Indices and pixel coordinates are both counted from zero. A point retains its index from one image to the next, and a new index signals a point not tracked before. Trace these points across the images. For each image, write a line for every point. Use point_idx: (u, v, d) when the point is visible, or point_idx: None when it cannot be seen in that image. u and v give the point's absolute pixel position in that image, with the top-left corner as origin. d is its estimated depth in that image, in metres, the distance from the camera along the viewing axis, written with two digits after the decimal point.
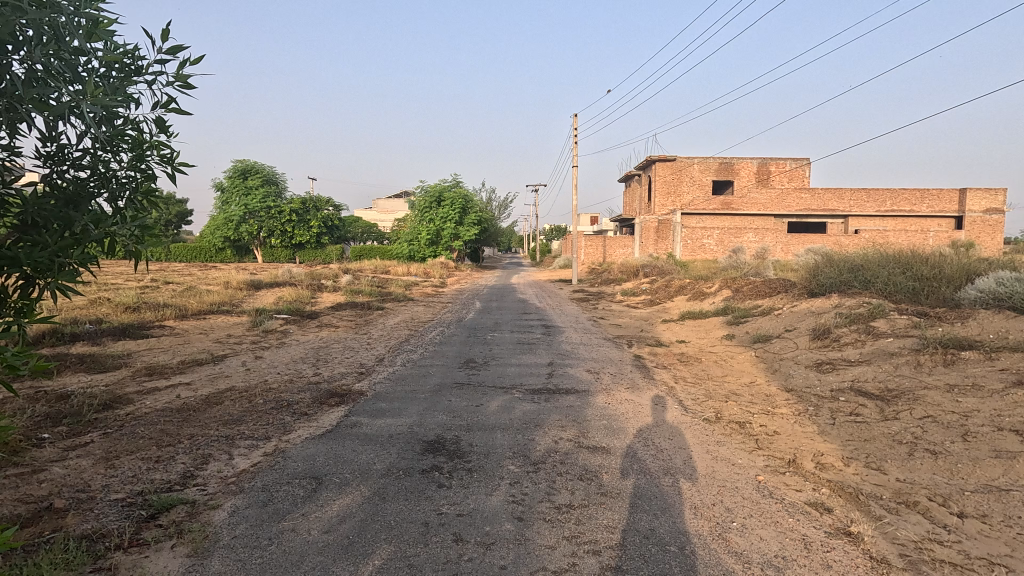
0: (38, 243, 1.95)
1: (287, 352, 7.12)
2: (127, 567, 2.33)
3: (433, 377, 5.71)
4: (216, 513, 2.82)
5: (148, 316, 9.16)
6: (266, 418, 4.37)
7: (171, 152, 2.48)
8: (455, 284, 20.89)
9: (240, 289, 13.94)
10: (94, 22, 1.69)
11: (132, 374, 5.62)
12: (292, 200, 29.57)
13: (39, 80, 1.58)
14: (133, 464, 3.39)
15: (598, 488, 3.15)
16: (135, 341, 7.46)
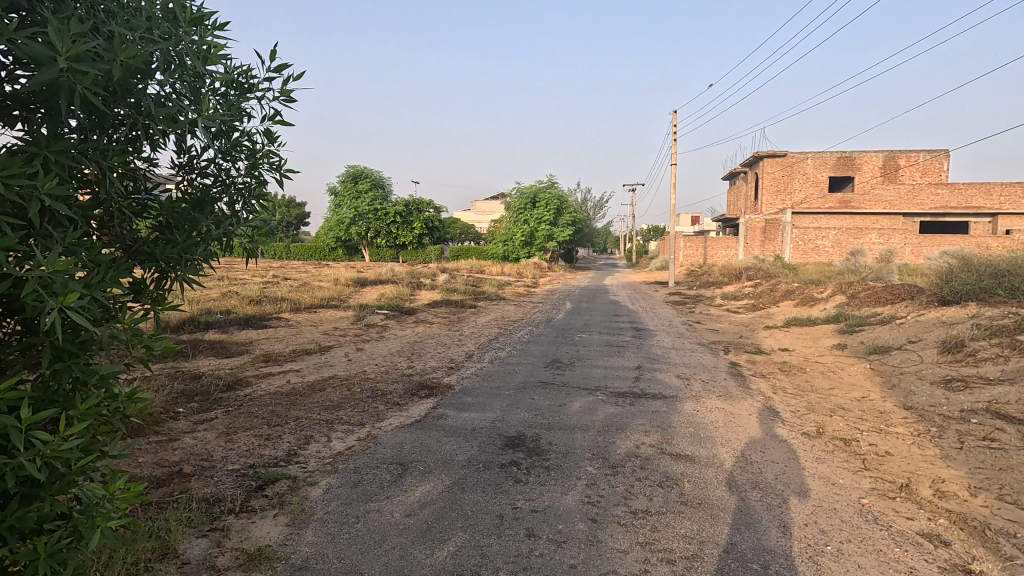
0: (171, 241, 2.25)
1: (385, 345, 7.58)
2: (237, 529, 2.62)
3: (519, 375, 5.80)
4: (313, 490, 3.09)
5: (268, 309, 10.18)
6: (362, 405, 4.70)
7: (282, 160, 2.71)
8: (546, 284, 20.98)
9: (348, 285, 15.07)
10: (210, 48, 1.89)
11: (252, 360, 6.29)
12: (396, 202, 31.29)
13: (169, 101, 1.82)
14: (248, 439, 3.79)
15: (678, 497, 3.05)
16: (256, 330, 8.33)
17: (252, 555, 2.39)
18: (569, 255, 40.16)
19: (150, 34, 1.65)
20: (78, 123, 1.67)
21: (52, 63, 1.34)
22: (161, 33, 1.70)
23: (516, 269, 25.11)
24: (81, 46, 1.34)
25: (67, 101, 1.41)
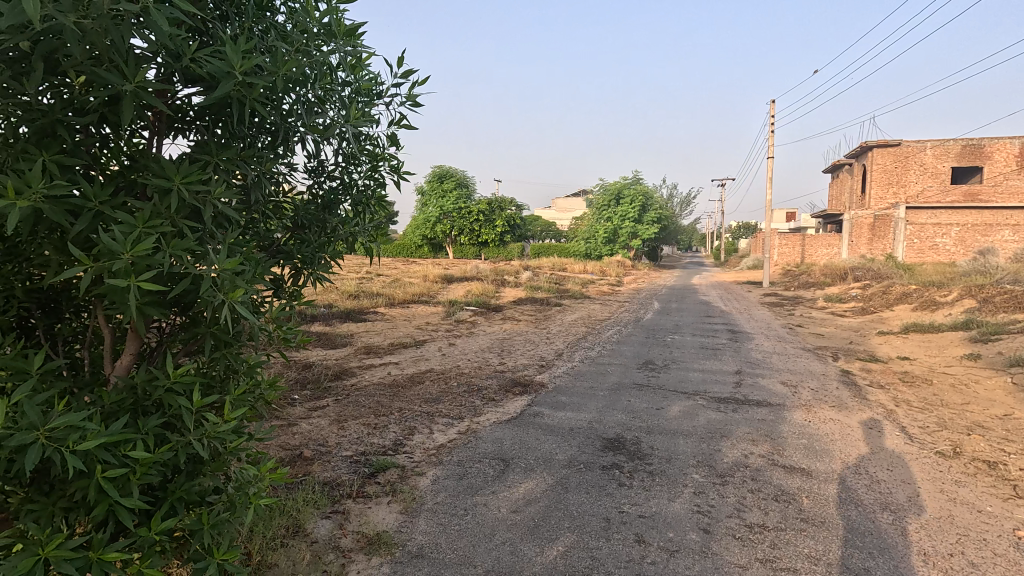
0: (306, 241, 2.41)
1: (475, 341, 7.75)
2: (356, 513, 2.77)
3: (612, 376, 5.72)
4: (421, 480, 3.21)
5: (365, 303, 10.74)
6: (460, 400, 4.82)
7: (399, 162, 2.81)
8: (630, 283, 20.52)
9: (436, 282, 15.57)
10: (351, 57, 1.99)
11: (355, 352, 6.66)
12: (480, 200, 31.88)
13: (314, 109, 1.93)
14: (358, 428, 4.01)
15: (796, 513, 2.86)
16: (355, 323, 8.82)
17: (372, 539, 2.52)
18: (653, 253, 39.08)
19: (304, 46, 1.76)
20: (238, 132, 1.82)
21: (229, 78, 1.46)
22: (312, 45, 1.81)
23: (598, 267, 24.77)
24: (252, 61, 1.45)
25: (236, 113, 1.54)
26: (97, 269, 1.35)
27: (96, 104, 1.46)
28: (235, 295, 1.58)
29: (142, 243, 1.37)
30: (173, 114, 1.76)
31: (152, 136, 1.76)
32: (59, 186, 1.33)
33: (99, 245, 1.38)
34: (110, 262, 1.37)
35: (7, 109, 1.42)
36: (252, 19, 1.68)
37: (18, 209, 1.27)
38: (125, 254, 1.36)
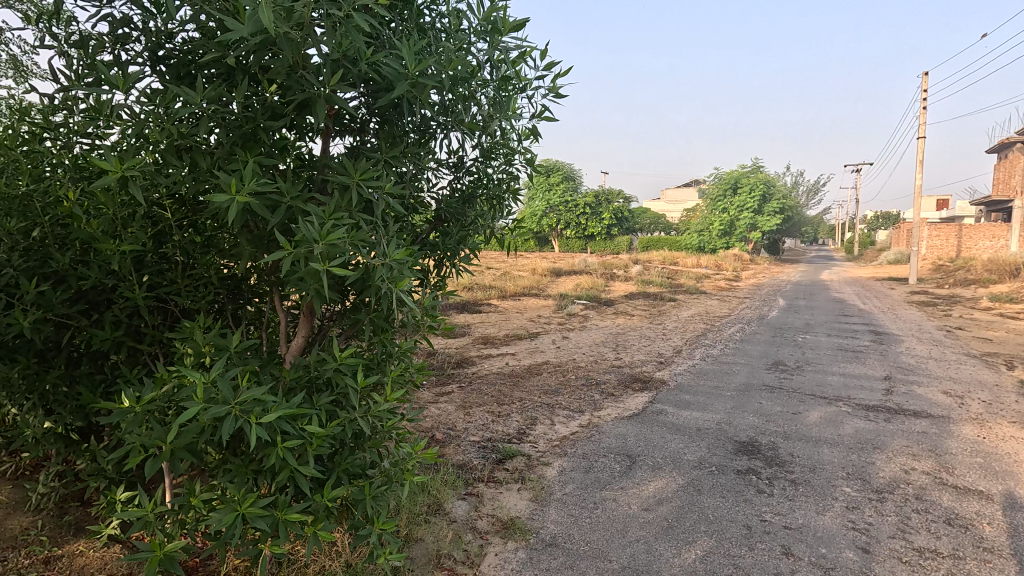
0: (449, 233, 2.51)
1: (589, 335, 7.70)
2: (489, 497, 2.87)
3: (738, 376, 5.40)
4: (548, 470, 3.24)
5: (479, 295, 11.09)
6: (579, 393, 4.81)
7: (533, 155, 2.83)
8: (749, 278, 19.22)
9: (545, 275, 15.68)
10: (502, 52, 2.03)
11: (473, 342, 6.89)
12: (587, 193, 31.55)
13: (466, 105, 2.00)
14: (483, 415, 4.15)
15: (977, 541, 2.51)
16: (471, 314, 9.13)
17: (507, 524, 2.59)
18: (774, 247, 36.32)
19: (463, 44, 1.82)
20: (397, 131, 1.94)
21: (402, 78, 1.55)
22: (468, 43, 1.87)
23: (713, 261, 23.50)
24: (424, 62, 1.54)
25: (405, 111, 1.65)
26: (295, 255, 1.52)
27: (290, 110, 1.63)
28: (402, 283, 1.69)
29: (332, 232, 1.52)
30: (343, 117, 1.92)
31: (325, 138, 1.94)
32: (266, 183, 1.50)
33: (296, 235, 1.55)
34: (305, 251, 1.52)
35: (220, 118, 1.64)
36: (415, 22, 1.78)
37: (235, 205, 1.46)
38: (318, 242, 1.52)
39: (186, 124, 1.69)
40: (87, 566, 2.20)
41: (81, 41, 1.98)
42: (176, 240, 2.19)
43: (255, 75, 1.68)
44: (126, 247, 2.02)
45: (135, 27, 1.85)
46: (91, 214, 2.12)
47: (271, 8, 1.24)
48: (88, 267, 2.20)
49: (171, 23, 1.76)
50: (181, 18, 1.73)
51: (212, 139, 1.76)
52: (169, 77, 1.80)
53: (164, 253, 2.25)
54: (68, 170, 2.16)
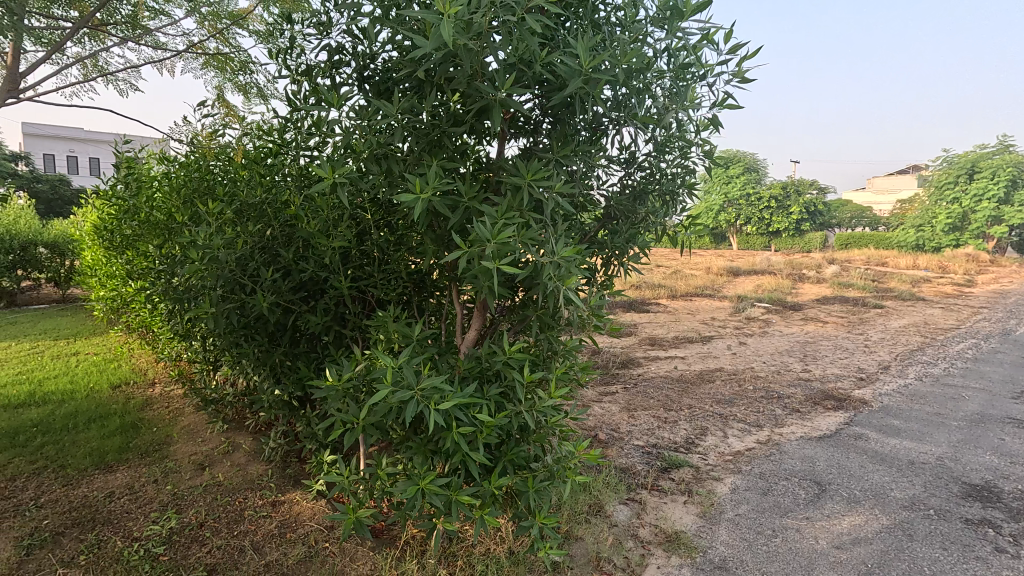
0: (617, 231, 2.45)
1: (771, 342, 6.98)
2: (653, 506, 2.75)
3: (969, 404, 4.43)
4: (719, 485, 3.01)
5: (648, 295, 10.75)
6: (757, 406, 4.38)
7: (712, 147, 2.62)
8: (988, 283, 15.69)
9: (721, 275, 14.62)
10: (683, 38, 1.90)
11: (640, 342, 6.70)
12: (773, 185, 28.63)
13: (640, 97, 1.91)
14: (648, 419, 4.00)
15: None
16: (638, 314, 8.89)
17: (671, 537, 2.46)
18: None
19: (639, 34, 1.74)
20: (569, 129, 1.94)
21: (576, 74, 1.53)
22: (644, 32, 1.78)
23: (936, 262, 19.65)
24: (599, 57, 1.50)
25: (576, 110, 1.64)
26: (470, 254, 1.61)
27: (469, 116, 1.74)
28: (569, 282, 1.68)
29: (503, 231, 1.57)
30: (518, 119, 1.99)
31: (501, 141, 2.02)
32: (446, 185, 1.62)
33: (471, 234, 1.64)
34: (478, 249, 1.61)
35: (409, 128, 1.80)
36: (589, 19, 1.76)
37: (420, 206, 1.59)
38: (490, 241, 1.58)
39: (383, 134, 1.90)
40: (301, 513, 2.61)
41: (307, 70, 2.33)
42: (374, 238, 2.49)
43: (440, 85, 1.82)
44: (335, 245, 2.35)
45: (347, 52, 2.12)
46: (310, 217, 2.50)
47: (452, 21, 1.33)
48: (308, 261, 2.60)
49: (373, 47, 1.99)
50: (381, 41, 1.94)
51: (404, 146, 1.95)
52: (371, 94, 2.02)
53: (364, 249, 2.57)
54: (296, 179, 2.59)
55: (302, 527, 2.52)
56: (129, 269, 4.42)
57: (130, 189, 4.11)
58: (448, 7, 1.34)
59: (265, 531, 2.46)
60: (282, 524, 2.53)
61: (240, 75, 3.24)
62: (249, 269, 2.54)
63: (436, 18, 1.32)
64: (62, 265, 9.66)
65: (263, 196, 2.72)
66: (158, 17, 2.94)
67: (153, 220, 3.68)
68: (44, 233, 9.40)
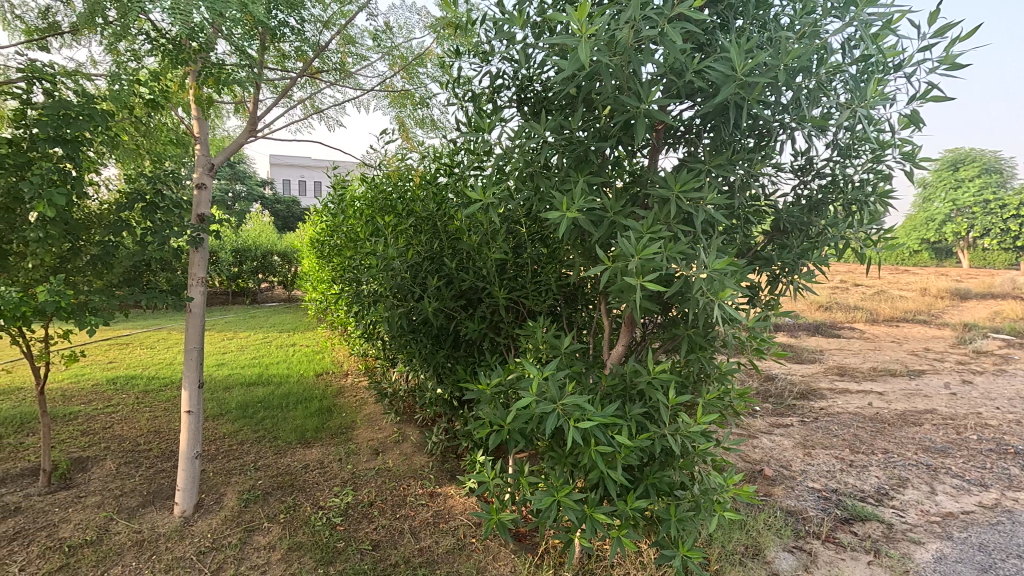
0: (787, 246, 2.21)
1: (1010, 383, 5.61)
2: (826, 560, 2.39)
3: None
4: (917, 550, 2.51)
5: (840, 318, 9.43)
6: (981, 460, 3.56)
7: (915, 147, 2.22)
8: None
9: (941, 297, 12.22)
10: (868, 27, 1.65)
11: (826, 371, 5.90)
12: None
13: (811, 97, 1.70)
14: (828, 459, 3.51)
15: None
16: (826, 339, 7.84)
17: None
18: None
19: (808, 28, 1.55)
20: (726, 137, 1.81)
21: (730, 79, 1.43)
22: (815, 24, 1.59)
23: None
24: (755, 58, 1.37)
25: (732, 116, 1.52)
26: (614, 269, 1.60)
27: (616, 130, 1.72)
28: (722, 298, 1.56)
29: (648, 247, 1.52)
30: (672, 128, 1.92)
31: (654, 152, 1.96)
32: (591, 200, 1.62)
33: (616, 249, 1.62)
34: (623, 264, 1.58)
35: (558, 145, 1.85)
36: (751, 17, 1.63)
37: (565, 221, 1.62)
38: (635, 256, 1.54)
39: (534, 152, 1.97)
40: (455, 507, 2.80)
41: (474, 95, 2.52)
42: (528, 251, 2.59)
43: (589, 101, 1.83)
44: (491, 257, 2.51)
45: (507, 77, 2.25)
46: (471, 231, 2.70)
47: (592, 41, 1.31)
48: (468, 272, 2.80)
49: (530, 69, 2.08)
50: (536, 63, 2.02)
51: (553, 163, 2.00)
52: (526, 114, 2.12)
53: (520, 262, 2.68)
54: (461, 197, 2.81)
55: (455, 519, 2.70)
56: (333, 275, 5.19)
57: (337, 208, 4.82)
58: (584, 28, 1.32)
59: (422, 518, 2.69)
60: (437, 514, 2.74)
61: (422, 105, 3.61)
62: (418, 278, 2.84)
63: (573, 41, 1.31)
64: (288, 270, 11.69)
65: (434, 213, 3.00)
66: (359, 61, 3.41)
67: (351, 234, 4.28)
68: (278, 244, 11.51)
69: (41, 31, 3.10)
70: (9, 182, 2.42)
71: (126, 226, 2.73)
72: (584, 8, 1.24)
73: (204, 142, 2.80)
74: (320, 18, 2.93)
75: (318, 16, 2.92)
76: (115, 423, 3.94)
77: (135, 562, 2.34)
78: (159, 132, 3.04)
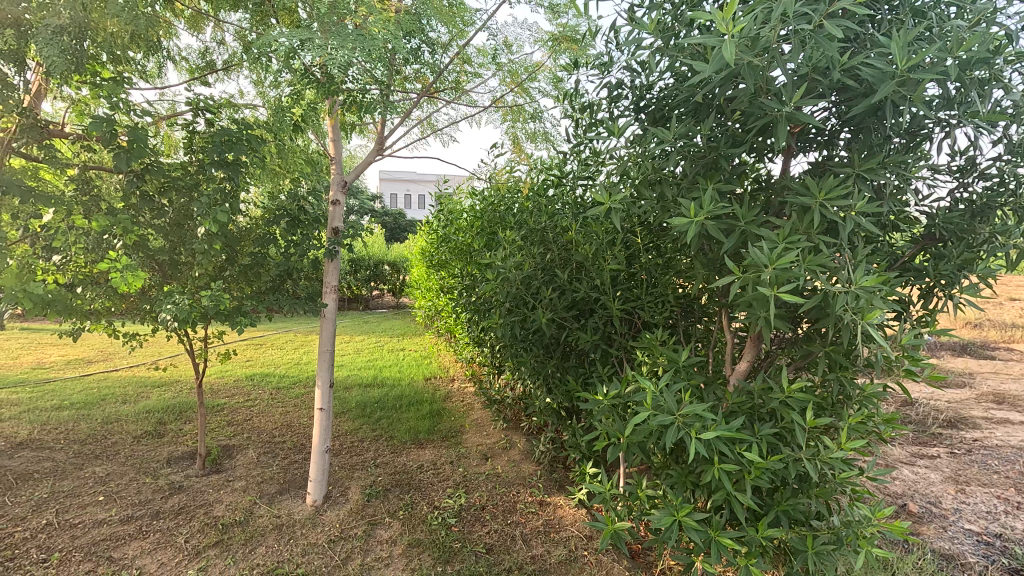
0: (944, 256, 1.97)
1: None
2: None
3: None
4: None
5: (994, 337, 8.26)
6: None
7: None
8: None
9: None
10: None
11: (978, 397, 5.19)
12: None
13: (981, 88, 1.51)
14: (988, 499, 3.07)
15: None
16: (977, 360, 6.90)
17: None
18: None
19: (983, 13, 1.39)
20: (872, 138, 1.66)
21: (887, 76, 1.31)
22: (991, 8, 1.42)
23: None
24: (919, 51, 1.25)
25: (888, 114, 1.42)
26: (745, 280, 1.51)
27: (751, 135, 1.66)
28: (870, 316, 1.43)
29: (784, 256, 1.43)
30: (810, 130, 1.83)
31: (787, 157, 1.85)
32: (719, 208, 1.55)
33: (747, 259, 1.54)
34: (755, 275, 1.50)
35: (682, 153, 1.80)
36: (906, 6, 1.51)
37: (692, 229, 1.57)
38: (769, 267, 1.45)
39: (657, 160, 1.94)
40: (564, 517, 2.80)
41: (590, 107, 2.52)
42: (642, 262, 2.54)
43: (719, 107, 1.79)
44: (605, 268, 2.49)
45: (625, 86, 2.25)
46: (584, 242, 2.70)
47: (735, 41, 1.27)
48: (580, 282, 2.80)
49: (650, 77, 2.06)
50: (656, 71, 2.00)
51: (677, 171, 1.95)
52: (646, 122, 2.09)
53: (633, 272, 2.64)
54: (573, 207, 2.84)
55: (565, 530, 2.70)
56: (442, 284, 5.42)
57: (446, 220, 5.02)
58: (731, 27, 1.29)
59: (532, 526, 2.71)
60: (547, 523, 2.75)
61: (533, 119, 3.68)
62: (530, 288, 2.88)
63: (718, 40, 1.28)
64: (398, 278, 12.39)
65: (545, 223, 3.05)
66: (473, 79, 3.54)
67: (461, 245, 4.44)
68: (388, 255, 12.28)
69: (202, 69, 3.55)
70: (182, 202, 2.80)
71: (272, 238, 3.03)
72: (733, 6, 1.21)
73: (339, 161, 3.05)
74: (441, 41, 3.08)
75: (442, 39, 3.08)
76: (254, 415, 4.38)
77: (276, 544, 2.58)
78: (298, 154, 3.36)
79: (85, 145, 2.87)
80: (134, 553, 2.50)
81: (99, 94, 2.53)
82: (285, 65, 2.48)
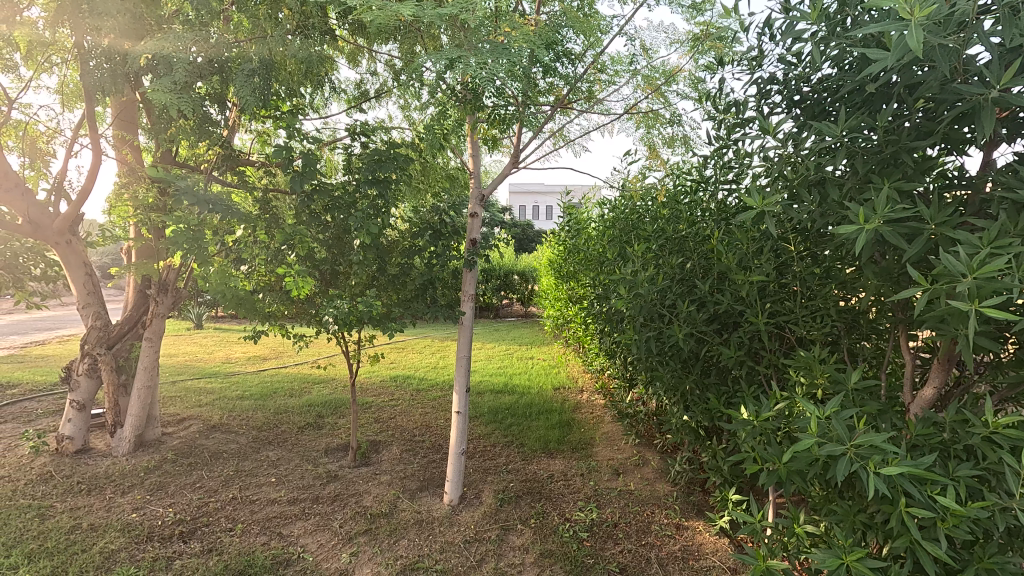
0: None
1: None
2: None
3: None
4: None
5: None
6: None
7: None
8: None
9: None
10: None
11: None
12: None
13: None
14: None
15: None
16: None
17: None
18: None
19: None
20: None
21: None
22: None
23: None
24: None
25: None
26: (936, 291, 1.29)
27: (942, 124, 1.44)
28: None
29: (988, 263, 1.19)
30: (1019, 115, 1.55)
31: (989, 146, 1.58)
32: (900, 209, 1.34)
33: (939, 267, 1.31)
34: (950, 286, 1.27)
35: (850, 150, 1.61)
36: None
37: (863, 236, 1.38)
38: (967, 277, 1.22)
39: (818, 158, 1.74)
40: (704, 545, 2.62)
41: (736, 107, 2.37)
42: (796, 271, 2.31)
43: (897, 96, 1.58)
44: (753, 278, 2.31)
45: (778, 81, 2.07)
46: (728, 250, 2.53)
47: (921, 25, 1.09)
48: (723, 294, 2.62)
49: (805, 68, 1.88)
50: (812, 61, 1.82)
51: (844, 169, 1.74)
52: (802, 118, 1.91)
53: (784, 283, 2.41)
54: (716, 215, 2.67)
55: (705, 559, 2.53)
56: (572, 294, 5.42)
57: (574, 231, 5.03)
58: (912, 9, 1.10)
59: (669, 551, 2.58)
60: (685, 549, 2.60)
61: (669, 123, 3.55)
62: (668, 300, 2.76)
63: (900, 26, 1.11)
64: (526, 288, 12.79)
65: (684, 232, 2.90)
66: (607, 87, 3.50)
67: (591, 256, 4.41)
68: (518, 265, 12.70)
69: (358, 99, 3.94)
70: (342, 219, 3.10)
71: (416, 250, 3.24)
72: None
73: (477, 175, 3.18)
74: (577, 52, 3.10)
75: (578, 51, 3.10)
76: (397, 415, 4.71)
77: (417, 538, 2.72)
78: (440, 171, 3.57)
79: (267, 172, 3.32)
80: (298, 532, 2.80)
81: (282, 126, 2.93)
82: (434, 88, 2.65)
